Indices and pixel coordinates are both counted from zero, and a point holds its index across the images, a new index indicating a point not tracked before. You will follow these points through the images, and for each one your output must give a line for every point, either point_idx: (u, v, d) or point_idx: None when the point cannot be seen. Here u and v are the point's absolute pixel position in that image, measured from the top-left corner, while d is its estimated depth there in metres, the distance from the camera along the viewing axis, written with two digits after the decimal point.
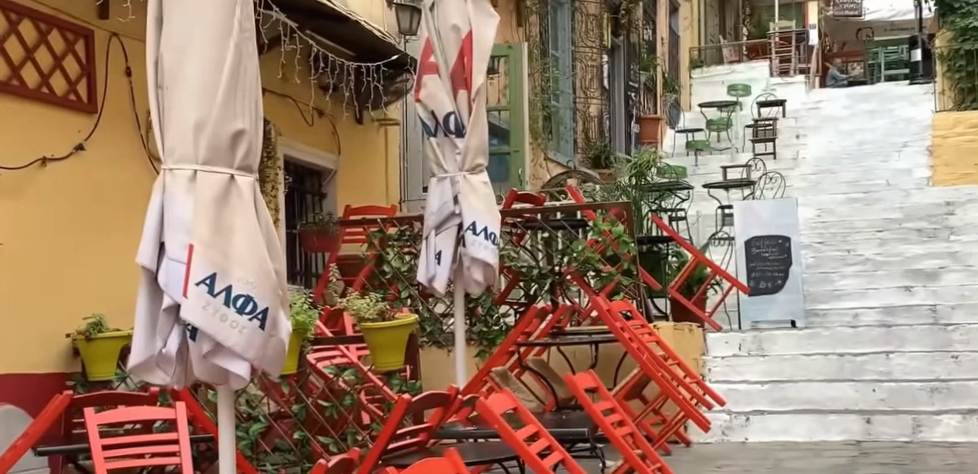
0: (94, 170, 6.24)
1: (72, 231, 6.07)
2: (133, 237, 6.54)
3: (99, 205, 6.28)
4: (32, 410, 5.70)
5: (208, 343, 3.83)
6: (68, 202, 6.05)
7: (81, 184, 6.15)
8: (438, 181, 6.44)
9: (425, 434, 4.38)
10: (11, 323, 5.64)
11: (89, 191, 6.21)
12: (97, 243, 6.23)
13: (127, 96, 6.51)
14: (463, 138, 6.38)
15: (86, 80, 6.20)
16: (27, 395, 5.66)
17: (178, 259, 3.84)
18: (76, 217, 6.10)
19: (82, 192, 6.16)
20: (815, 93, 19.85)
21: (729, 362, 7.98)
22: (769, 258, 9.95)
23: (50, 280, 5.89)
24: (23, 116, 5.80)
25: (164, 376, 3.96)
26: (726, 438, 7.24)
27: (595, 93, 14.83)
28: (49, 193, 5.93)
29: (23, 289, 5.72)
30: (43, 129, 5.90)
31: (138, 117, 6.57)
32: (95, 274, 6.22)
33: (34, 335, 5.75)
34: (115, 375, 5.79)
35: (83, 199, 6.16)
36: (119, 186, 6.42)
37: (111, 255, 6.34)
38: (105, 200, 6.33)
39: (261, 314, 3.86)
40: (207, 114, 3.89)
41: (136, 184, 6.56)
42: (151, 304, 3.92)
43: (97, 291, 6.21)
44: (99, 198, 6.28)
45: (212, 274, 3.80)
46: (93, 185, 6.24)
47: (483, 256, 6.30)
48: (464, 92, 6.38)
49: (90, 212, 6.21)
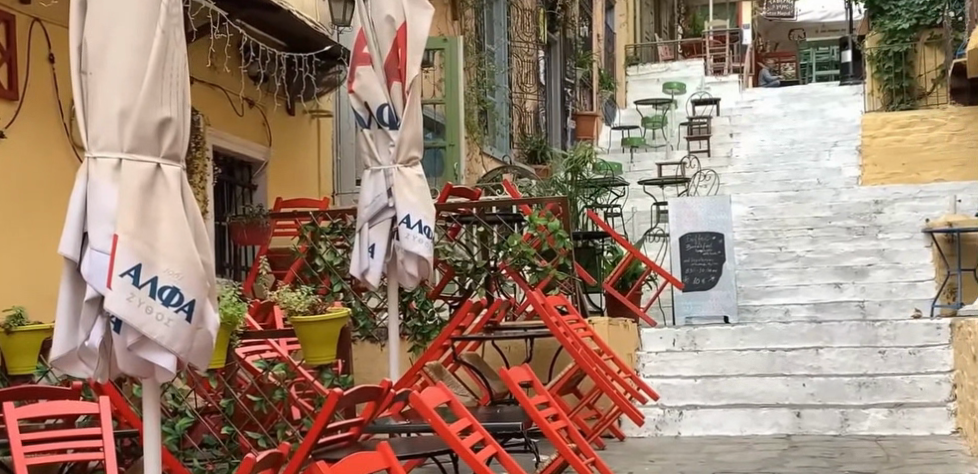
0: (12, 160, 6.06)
1: None
2: (56, 228, 6.39)
3: (18, 197, 6.11)
4: None
5: (133, 336, 3.73)
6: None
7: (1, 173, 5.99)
8: (372, 174, 6.36)
9: (356, 428, 4.29)
10: None
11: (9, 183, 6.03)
12: (16, 233, 6.08)
13: (50, 83, 6.34)
14: (397, 130, 6.31)
15: (7, 66, 6.04)
16: None
17: (102, 249, 3.74)
18: None
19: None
20: (748, 93, 20.12)
21: (663, 358, 8.04)
22: (702, 254, 10.03)
23: None
24: None
25: (87, 370, 3.85)
26: (659, 433, 7.24)
27: (531, 88, 14.91)
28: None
29: None
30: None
31: (61, 105, 6.41)
32: (15, 264, 6.06)
33: None
34: (37, 370, 5.62)
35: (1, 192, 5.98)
36: (41, 177, 6.25)
37: (32, 247, 6.19)
38: (24, 192, 6.15)
39: (188, 306, 3.77)
40: (132, 102, 3.79)
41: (59, 174, 6.40)
42: (74, 295, 3.82)
43: (16, 283, 6.05)
44: (18, 191, 6.11)
45: (137, 265, 3.70)
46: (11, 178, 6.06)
47: (417, 250, 6.26)
48: (398, 84, 6.31)
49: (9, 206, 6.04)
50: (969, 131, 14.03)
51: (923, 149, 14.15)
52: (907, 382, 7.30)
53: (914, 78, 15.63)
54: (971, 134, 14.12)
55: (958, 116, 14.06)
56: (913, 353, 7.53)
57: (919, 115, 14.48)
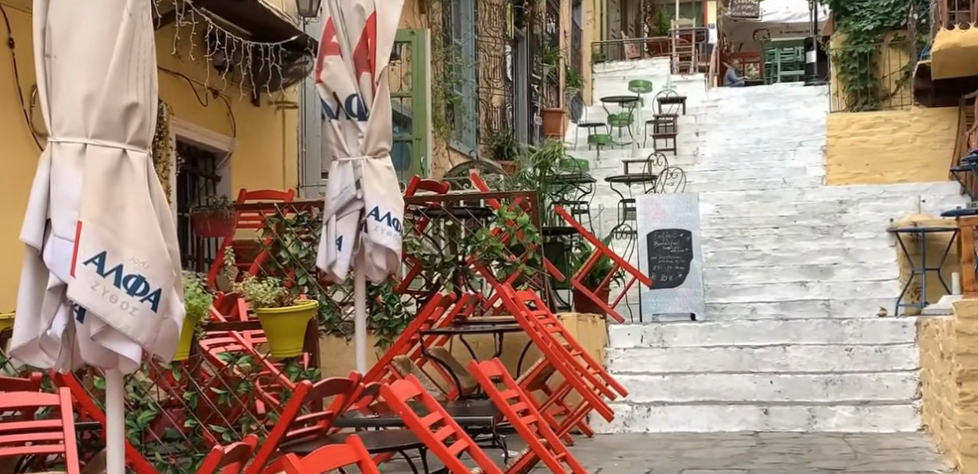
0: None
1: None
2: (14, 214, 6.22)
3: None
4: None
5: (97, 325, 3.63)
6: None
7: None
8: (340, 165, 6.28)
9: (324, 421, 4.20)
10: None
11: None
12: None
13: (10, 69, 6.15)
14: (365, 121, 6.24)
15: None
16: None
17: (66, 236, 3.64)
18: None
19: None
20: (714, 92, 20.22)
21: (631, 354, 8.03)
22: (669, 251, 10.03)
23: None
24: None
25: (49, 360, 3.75)
26: (627, 429, 7.23)
27: (499, 83, 14.92)
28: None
29: None
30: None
31: (21, 90, 6.22)
32: None
33: None
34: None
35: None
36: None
37: None
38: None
39: (153, 295, 3.68)
40: (98, 86, 3.70)
41: (17, 160, 6.22)
42: (36, 283, 3.71)
43: None
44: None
45: (102, 253, 3.61)
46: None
47: (386, 243, 6.18)
48: (367, 75, 6.24)
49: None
50: (933, 132, 14.11)
51: (887, 150, 14.23)
52: (873, 380, 7.31)
53: (879, 79, 15.73)
54: (935, 135, 14.20)
55: (922, 117, 14.14)
56: (879, 351, 7.53)
57: (884, 115, 14.56)
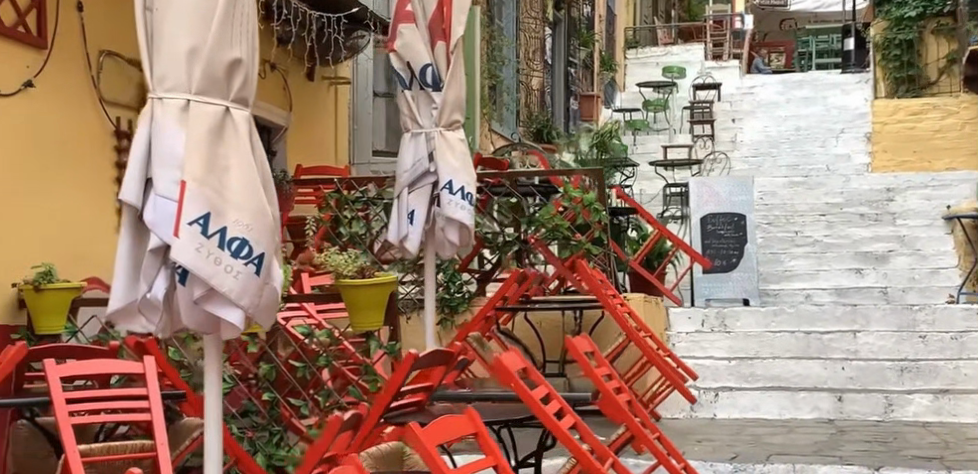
0: (47, 147, 5.30)
1: (20, 176, 5.13)
2: (91, 187, 5.60)
3: (56, 195, 5.35)
4: None
5: (200, 288, 3.48)
6: (12, 187, 5.07)
7: (29, 124, 5.18)
8: (412, 137, 6.11)
9: (423, 393, 4.04)
10: None
11: (40, 176, 5.25)
12: (46, 190, 5.29)
13: (77, 31, 5.54)
14: (440, 92, 6.02)
15: (36, 12, 5.21)
16: None
17: (168, 196, 3.47)
18: (26, 159, 5.17)
19: (28, 175, 5.18)
20: (749, 79, 19.95)
21: (693, 338, 7.85)
22: (723, 235, 9.86)
23: None
24: None
25: (148, 325, 3.60)
26: (694, 414, 7.05)
27: (537, 65, 14.68)
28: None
29: None
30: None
31: (89, 56, 5.61)
32: (46, 224, 5.28)
33: None
34: (67, 328, 5.02)
35: (30, 186, 5.18)
36: (69, 131, 5.45)
37: (65, 204, 5.41)
38: (63, 199, 5.41)
39: (257, 260, 3.52)
40: (202, 40, 3.51)
41: (88, 129, 5.58)
42: (134, 245, 3.56)
43: (46, 243, 5.28)
44: (56, 187, 5.35)
45: (206, 214, 3.45)
46: (41, 172, 5.28)
47: (460, 218, 6.00)
48: (442, 45, 6.04)
49: (44, 203, 5.27)
50: None
51: (934, 137, 13.97)
52: (950, 368, 7.10)
53: (922, 67, 15.45)
54: None
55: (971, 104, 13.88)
56: (955, 339, 7.32)
57: (932, 102, 14.29)
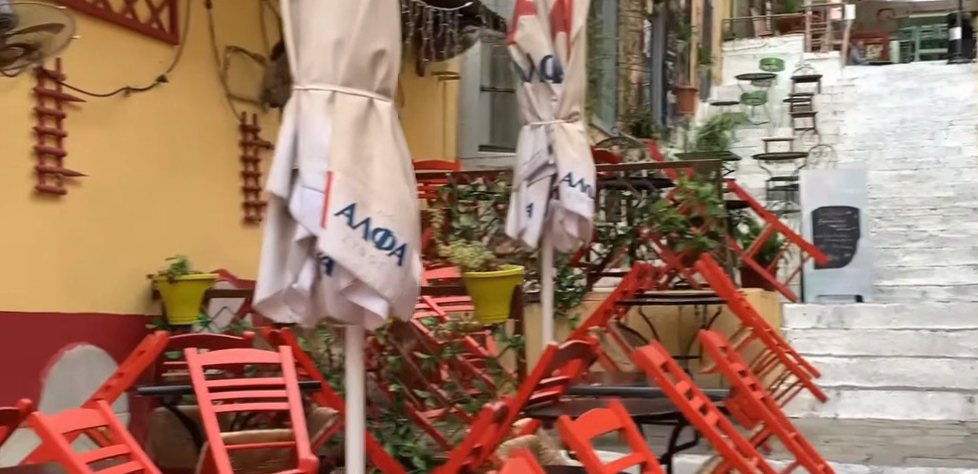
0: (181, 141, 5.42)
1: (163, 167, 5.27)
2: (220, 179, 5.77)
3: (191, 187, 5.48)
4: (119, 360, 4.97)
5: (346, 279, 3.50)
6: (153, 181, 5.19)
7: (169, 117, 5.33)
8: (532, 128, 6.01)
9: (559, 387, 4.01)
10: (96, 266, 4.81)
11: (176, 170, 5.36)
12: (184, 182, 5.43)
13: (208, 28, 5.69)
14: (560, 84, 5.94)
15: (169, 9, 5.31)
16: (118, 346, 4.92)
17: (315, 187, 3.48)
18: (167, 151, 5.31)
19: (168, 168, 5.31)
20: (850, 70, 19.56)
21: (811, 335, 7.71)
22: (837, 230, 9.65)
23: (136, 219, 5.06)
24: (117, 45, 4.96)
25: (292, 315, 3.64)
26: (815, 413, 6.91)
27: (637, 58, 14.55)
28: (129, 163, 5.03)
29: (115, 229, 4.93)
30: (127, 66, 5.01)
31: (218, 52, 5.76)
32: (183, 215, 5.42)
33: (119, 278, 4.94)
34: (199, 319, 5.14)
35: (168, 180, 5.30)
36: (202, 124, 5.60)
37: (199, 195, 5.56)
38: (196, 191, 5.54)
39: (400, 250, 3.54)
40: (347, 33, 3.52)
41: (216, 123, 5.74)
42: (280, 237, 3.61)
43: (183, 233, 5.42)
44: (191, 179, 5.48)
45: (352, 205, 3.45)
46: (179, 166, 5.41)
47: (579, 210, 5.86)
48: (563, 35, 5.93)
49: (180, 196, 5.39)
50: None
51: None
52: None
53: None
54: None
55: None
56: None
57: None
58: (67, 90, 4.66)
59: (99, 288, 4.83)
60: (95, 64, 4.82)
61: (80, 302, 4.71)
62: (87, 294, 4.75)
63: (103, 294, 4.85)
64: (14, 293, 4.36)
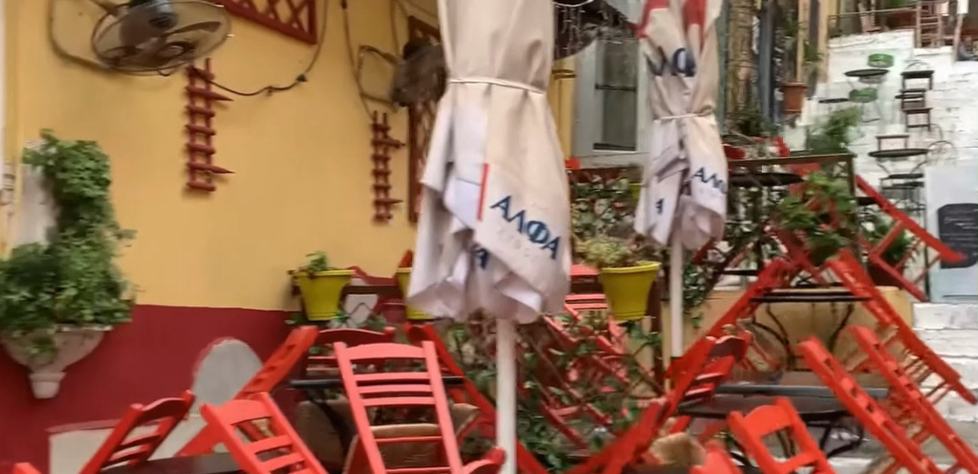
0: (315, 139, 5.55)
1: (307, 162, 5.46)
2: (351, 174, 5.97)
3: (328, 182, 5.68)
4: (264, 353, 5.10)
5: (500, 272, 3.51)
6: (295, 177, 5.34)
7: (312, 114, 5.51)
8: (662, 123, 5.89)
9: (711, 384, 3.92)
10: (251, 259, 4.97)
11: (314, 167, 5.52)
12: (323, 177, 5.60)
13: (345, 28, 5.86)
14: (693, 77, 5.76)
15: (310, 9, 5.44)
16: (262, 340, 5.06)
17: (470, 180, 3.46)
18: (309, 147, 5.48)
19: (311, 164, 5.50)
20: (965, 66, 19.01)
21: (945, 337, 7.52)
22: (965, 228, 9.40)
23: (284, 214, 5.24)
24: (270, 46, 5.10)
25: (446, 308, 3.67)
26: (953, 417, 6.75)
27: (747, 56, 14.33)
28: (277, 160, 5.18)
29: (267, 223, 5.09)
30: (275, 66, 5.14)
31: (353, 51, 5.95)
32: (322, 210, 5.60)
33: (268, 270, 5.10)
34: (336, 314, 5.20)
35: (310, 175, 5.48)
36: (337, 121, 5.79)
37: (334, 190, 5.75)
38: (331, 186, 5.73)
39: (553, 243, 3.51)
40: (505, 24, 3.49)
41: (349, 120, 5.94)
42: (435, 230, 3.66)
43: (321, 227, 5.59)
44: (328, 174, 5.67)
45: (507, 197, 3.43)
46: (321, 162, 5.59)
47: (712, 206, 5.69)
48: (697, 27, 5.78)
49: (317, 193, 5.55)
50: None
51: None
52: None
53: None
54: None
55: None
56: None
57: None
58: (216, 88, 4.74)
59: (253, 279, 4.98)
60: (250, 64, 4.95)
61: (230, 297, 4.85)
62: (237, 289, 4.88)
63: (255, 286, 4.99)
64: (176, 287, 4.49)
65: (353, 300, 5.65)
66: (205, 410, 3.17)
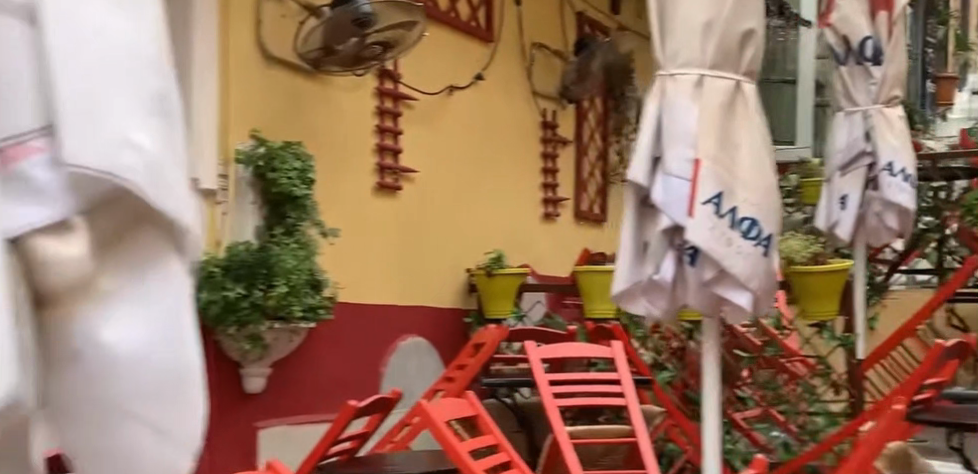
0: (489, 138, 5.61)
1: (481, 160, 5.53)
2: (525, 172, 6.01)
3: (500, 179, 5.73)
4: (446, 350, 5.17)
5: (710, 269, 3.36)
6: (470, 175, 5.41)
7: (485, 112, 5.57)
8: (847, 115, 5.68)
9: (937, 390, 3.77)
10: (431, 255, 5.06)
11: (488, 165, 5.58)
12: (495, 175, 5.66)
13: (517, 25, 5.92)
14: (880, 66, 5.53)
15: (485, 9, 5.57)
16: (444, 337, 5.14)
17: (680, 174, 3.34)
18: (483, 145, 5.55)
19: (484, 161, 5.56)
20: None
21: None
22: None
23: (460, 211, 5.31)
24: (445, 44, 5.19)
25: (649, 307, 3.57)
26: None
27: None
28: (454, 157, 5.26)
29: (446, 220, 5.18)
30: (450, 65, 5.23)
31: (525, 48, 6.00)
32: (495, 207, 5.66)
33: (447, 267, 5.18)
34: (513, 314, 5.21)
35: (483, 173, 5.54)
36: (511, 118, 5.84)
37: (507, 189, 5.80)
38: (504, 184, 5.78)
39: (765, 240, 3.37)
40: (717, 13, 3.37)
41: (523, 118, 5.98)
42: (640, 225, 3.59)
43: (495, 225, 5.65)
44: (500, 172, 5.72)
45: (719, 192, 3.30)
46: (493, 159, 5.65)
47: (901, 201, 5.40)
48: (885, 14, 5.54)
49: (490, 191, 5.61)
50: None
51: None
52: None
53: None
54: None
55: None
56: None
57: None
58: (402, 89, 4.85)
59: (433, 275, 5.07)
60: (425, 63, 5.02)
61: (414, 296, 4.93)
62: (419, 287, 4.96)
63: (434, 282, 5.08)
64: (363, 284, 4.58)
65: (528, 299, 5.71)
66: (419, 408, 3.27)
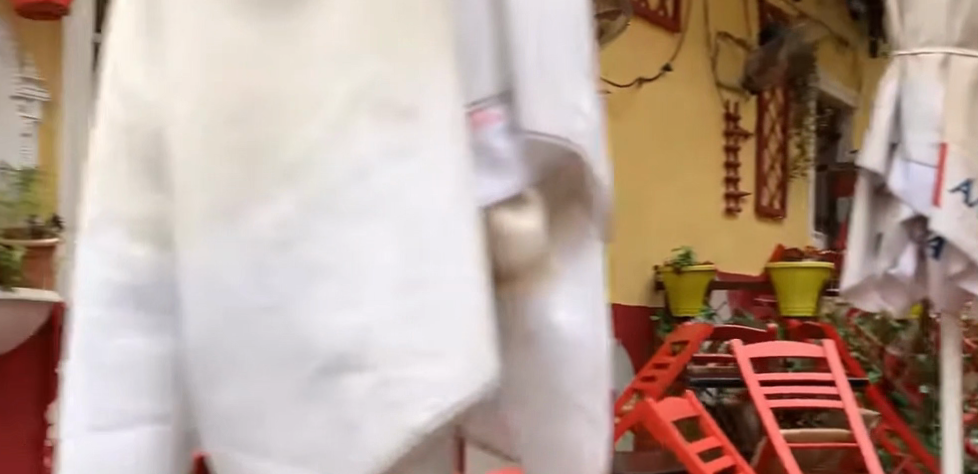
0: (676, 132, 5.41)
1: (667, 154, 5.34)
2: (709, 167, 5.80)
3: (686, 174, 5.53)
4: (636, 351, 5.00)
5: (959, 263, 2.52)
6: (656, 169, 5.23)
7: (671, 104, 5.38)
8: None
9: None
10: (621, 252, 4.90)
11: (673, 159, 5.39)
12: (681, 169, 5.47)
13: (703, 15, 5.72)
14: None
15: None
16: (634, 337, 4.96)
17: (922, 161, 2.54)
18: (670, 138, 5.36)
19: (670, 155, 5.37)
20: None
21: None
22: None
23: (647, 207, 5.13)
24: (634, 35, 5.03)
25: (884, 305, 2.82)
26: None
27: None
28: (641, 151, 5.08)
29: (634, 216, 5.01)
30: (639, 56, 5.06)
31: (710, 38, 5.79)
32: (680, 203, 5.46)
33: (636, 264, 5.01)
34: (702, 311, 4.90)
35: (669, 167, 5.35)
36: (696, 111, 5.64)
37: (692, 184, 5.59)
38: (690, 179, 5.57)
39: None
40: None
41: (707, 110, 5.77)
42: (873, 214, 2.77)
43: (681, 222, 5.46)
44: (685, 166, 5.52)
45: (969, 181, 2.47)
46: (679, 153, 5.46)
47: None
48: None
49: (676, 186, 5.41)
50: None
51: None
52: None
53: None
54: None
55: None
56: None
57: None
58: None
59: (622, 274, 4.91)
60: (614, 54, 4.87)
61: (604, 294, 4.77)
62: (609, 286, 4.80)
63: (624, 280, 4.91)
64: None
65: (718, 296, 5.39)
66: (640, 406, 3.07)
